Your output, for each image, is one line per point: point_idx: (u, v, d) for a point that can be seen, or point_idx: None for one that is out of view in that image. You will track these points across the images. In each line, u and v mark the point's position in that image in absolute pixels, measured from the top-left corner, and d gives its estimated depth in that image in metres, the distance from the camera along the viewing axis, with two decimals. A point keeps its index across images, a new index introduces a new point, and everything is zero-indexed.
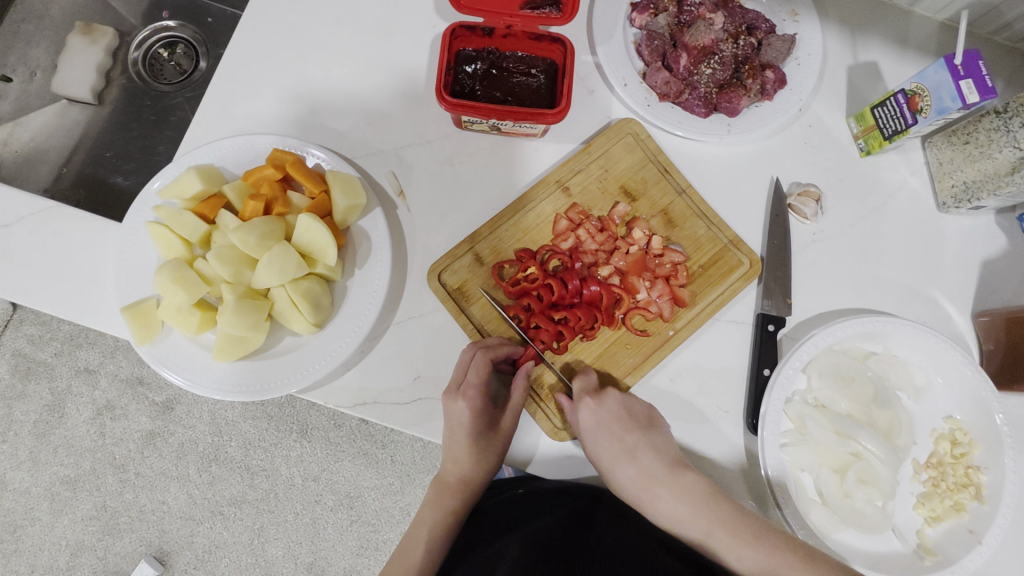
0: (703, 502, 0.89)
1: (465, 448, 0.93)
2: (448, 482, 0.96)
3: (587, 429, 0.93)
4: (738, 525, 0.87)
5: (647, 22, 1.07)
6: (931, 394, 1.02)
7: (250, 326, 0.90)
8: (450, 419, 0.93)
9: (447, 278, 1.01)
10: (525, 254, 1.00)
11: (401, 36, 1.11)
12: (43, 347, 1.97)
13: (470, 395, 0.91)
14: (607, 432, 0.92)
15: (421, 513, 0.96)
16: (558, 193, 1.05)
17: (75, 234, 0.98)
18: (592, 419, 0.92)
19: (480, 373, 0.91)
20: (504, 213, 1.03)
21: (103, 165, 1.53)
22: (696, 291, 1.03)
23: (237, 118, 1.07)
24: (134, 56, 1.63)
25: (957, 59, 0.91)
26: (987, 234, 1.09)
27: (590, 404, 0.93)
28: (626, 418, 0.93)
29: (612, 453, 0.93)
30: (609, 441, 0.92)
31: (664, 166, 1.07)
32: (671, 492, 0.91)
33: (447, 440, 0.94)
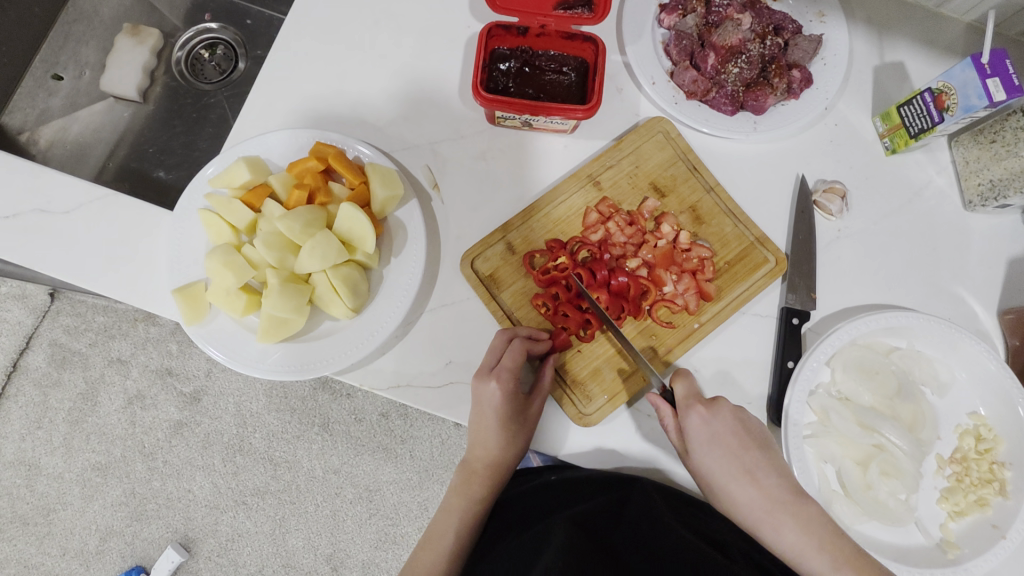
0: (785, 501, 0.86)
1: (493, 430, 0.95)
2: (475, 469, 0.98)
3: (699, 440, 0.90)
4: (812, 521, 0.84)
5: (676, 22, 1.10)
6: (954, 390, 1.03)
7: (293, 309, 0.94)
8: (480, 401, 0.95)
9: (479, 265, 1.05)
10: (556, 244, 1.04)
11: (437, 36, 1.15)
12: (79, 336, 2.04)
13: (502, 377, 0.94)
14: (725, 445, 0.89)
15: (449, 500, 0.99)
16: (589, 187, 1.08)
17: (129, 221, 1.04)
18: (705, 430, 0.89)
19: (514, 358, 0.95)
20: (535, 206, 1.07)
21: (146, 161, 1.60)
22: (722, 285, 1.05)
23: (280, 113, 1.12)
24: (177, 55, 1.70)
25: (983, 58, 0.93)
26: (1013, 234, 1.10)
27: (705, 414, 0.90)
28: (740, 431, 0.90)
29: (729, 468, 0.88)
30: (727, 454, 0.88)
31: (693, 165, 1.09)
32: (748, 488, 0.87)
33: (475, 423, 0.97)
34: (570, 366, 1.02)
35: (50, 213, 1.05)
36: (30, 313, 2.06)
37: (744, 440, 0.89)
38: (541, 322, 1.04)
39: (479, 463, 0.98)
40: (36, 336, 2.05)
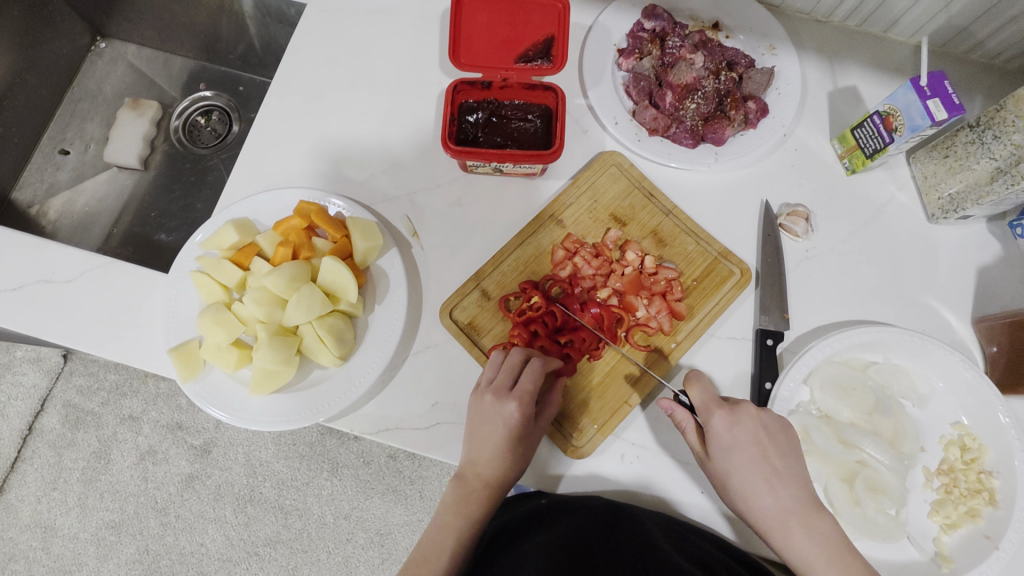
0: (799, 513, 0.86)
1: (496, 441, 0.94)
2: (471, 482, 0.96)
3: (720, 443, 0.90)
4: (826, 536, 0.85)
5: (634, 65, 1.18)
6: (934, 401, 1.04)
7: (282, 360, 0.99)
8: (480, 413, 0.97)
9: (458, 315, 1.09)
10: (529, 285, 1.07)
11: (411, 93, 1.23)
12: (91, 396, 2.10)
13: (503, 389, 0.95)
14: (746, 453, 0.89)
15: (443, 517, 0.96)
16: (552, 226, 1.13)
17: (127, 285, 1.10)
18: (726, 437, 0.90)
19: (535, 379, 0.95)
20: (504, 251, 1.11)
21: (149, 225, 1.68)
22: (692, 303, 1.08)
23: (267, 174, 1.19)
24: (175, 124, 1.80)
25: (922, 81, 0.97)
26: (980, 242, 1.12)
27: (728, 419, 0.90)
28: (763, 437, 0.90)
29: (753, 477, 0.88)
30: (746, 462, 0.88)
31: (648, 191, 1.14)
32: (770, 497, 0.87)
33: (473, 437, 0.96)
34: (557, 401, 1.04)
35: (54, 283, 1.11)
36: (44, 376, 2.13)
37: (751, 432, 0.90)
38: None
39: (475, 478, 0.96)
40: (50, 398, 2.11)
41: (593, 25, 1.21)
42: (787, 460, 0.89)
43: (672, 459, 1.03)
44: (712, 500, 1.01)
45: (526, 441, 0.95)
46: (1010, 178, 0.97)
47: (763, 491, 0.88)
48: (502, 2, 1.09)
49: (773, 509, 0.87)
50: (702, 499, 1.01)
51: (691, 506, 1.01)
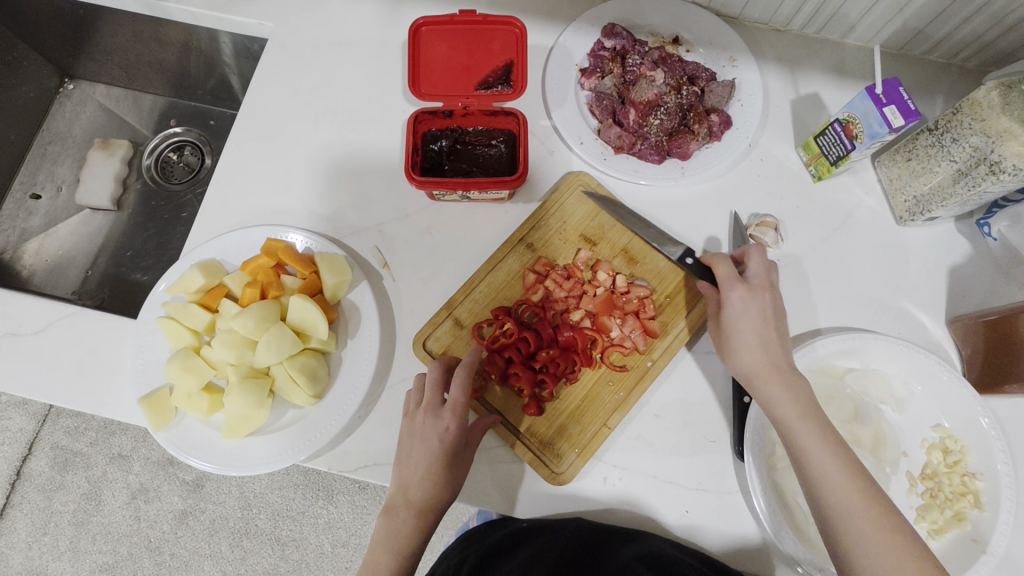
0: (813, 416, 0.87)
1: (430, 465, 0.90)
2: (407, 507, 0.90)
3: (731, 313, 0.97)
4: (819, 419, 0.87)
5: (596, 84, 1.18)
6: (915, 405, 1.04)
7: (254, 404, 0.98)
8: (415, 437, 0.93)
9: (432, 345, 1.08)
10: (501, 311, 1.06)
11: (376, 123, 1.23)
12: (79, 437, 2.07)
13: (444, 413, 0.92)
14: (753, 321, 0.95)
15: (374, 557, 0.89)
16: (522, 250, 1.13)
17: (96, 333, 1.09)
18: (742, 308, 0.96)
19: (464, 394, 0.93)
20: (475, 277, 1.11)
21: (124, 265, 1.66)
22: (667, 320, 1.08)
23: (234, 213, 1.18)
24: (146, 162, 1.79)
25: (877, 89, 0.98)
26: (950, 242, 1.13)
27: (744, 294, 0.96)
28: (770, 317, 0.95)
29: (759, 354, 0.93)
30: (754, 329, 0.94)
31: None
32: (776, 382, 0.90)
33: (406, 464, 0.92)
34: (536, 427, 1.04)
35: (22, 335, 1.09)
36: (31, 419, 2.10)
37: (770, 369, 0.91)
38: (494, 388, 1.06)
39: (406, 506, 0.90)
40: (38, 441, 2.08)
41: (554, 46, 1.22)
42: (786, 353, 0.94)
43: (654, 479, 1.02)
44: (697, 518, 1.00)
45: (458, 460, 0.92)
46: (971, 180, 0.97)
47: (842, 469, 0.81)
48: (459, 31, 1.10)
49: (856, 493, 0.80)
50: (687, 517, 1.00)
51: (676, 526, 1.00)
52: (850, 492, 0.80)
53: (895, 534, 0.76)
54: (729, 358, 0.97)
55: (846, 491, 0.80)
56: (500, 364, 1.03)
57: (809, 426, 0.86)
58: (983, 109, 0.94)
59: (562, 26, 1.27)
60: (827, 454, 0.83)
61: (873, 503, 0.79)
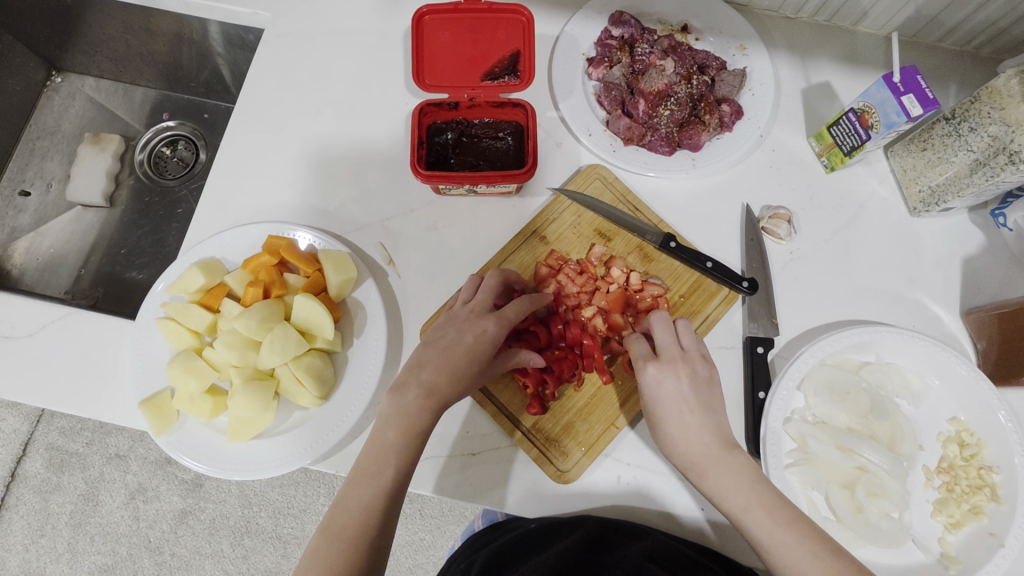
0: (728, 461, 0.86)
1: (464, 356, 0.89)
2: (424, 384, 0.87)
3: (650, 392, 0.92)
4: (741, 473, 0.85)
5: (604, 74, 1.15)
6: (930, 398, 1.03)
7: (259, 407, 0.95)
8: (459, 335, 0.91)
9: None
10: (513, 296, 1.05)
11: (378, 115, 1.19)
12: (75, 437, 2.04)
13: (502, 321, 0.92)
14: (672, 400, 0.90)
15: (381, 431, 0.83)
16: (535, 242, 1.10)
17: (93, 336, 1.05)
18: (658, 381, 0.91)
19: (521, 312, 0.94)
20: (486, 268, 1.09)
21: (118, 263, 1.62)
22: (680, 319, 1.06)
23: (232, 210, 1.15)
24: (139, 157, 1.74)
25: (895, 77, 0.95)
26: (963, 233, 1.11)
27: (656, 369, 0.92)
28: (688, 389, 0.91)
29: (674, 419, 0.90)
30: (669, 408, 0.90)
31: (634, 205, 1.13)
32: (691, 442, 0.88)
33: (437, 350, 0.90)
34: (543, 425, 1.01)
35: (15, 338, 1.06)
36: (24, 420, 2.06)
37: (705, 456, 0.87)
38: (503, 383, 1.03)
39: (417, 383, 0.87)
40: (32, 442, 2.04)
41: (560, 35, 1.19)
42: (706, 411, 0.90)
43: (668, 477, 1.00)
44: (712, 515, 0.99)
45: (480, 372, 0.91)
46: (989, 170, 0.95)
47: (801, 549, 0.77)
48: (465, 20, 1.06)
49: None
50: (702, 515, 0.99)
51: (691, 523, 0.99)
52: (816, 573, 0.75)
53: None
54: (667, 449, 0.91)
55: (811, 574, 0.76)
56: (508, 355, 1.02)
57: (762, 511, 0.81)
58: (1002, 98, 0.92)
59: (568, 14, 1.23)
60: (786, 538, 0.79)
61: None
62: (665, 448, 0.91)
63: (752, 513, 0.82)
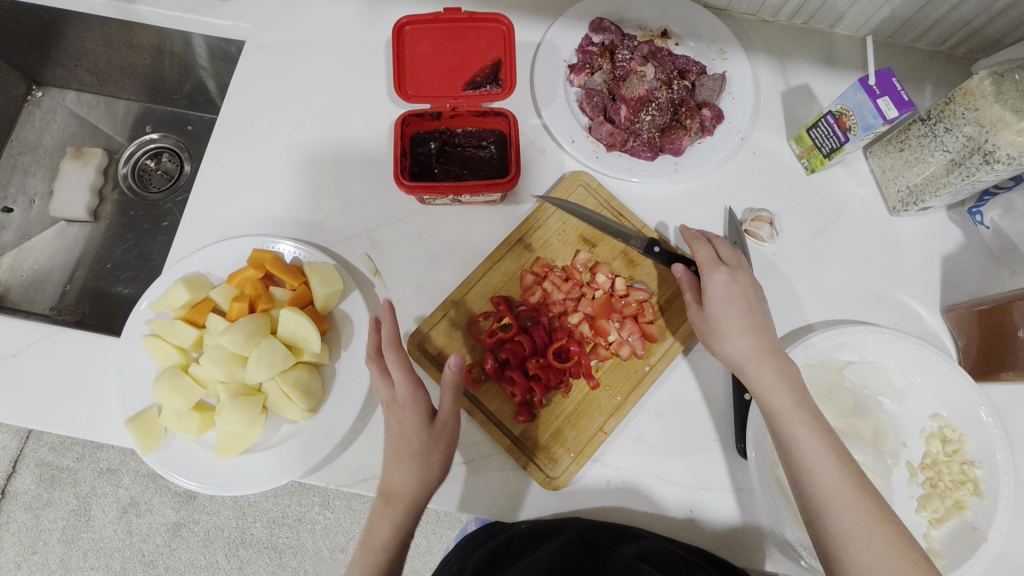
0: (772, 359, 0.89)
1: (402, 450, 0.81)
2: (385, 489, 0.80)
3: (713, 297, 0.94)
4: (789, 373, 0.88)
5: (585, 80, 1.16)
6: (913, 395, 1.04)
7: (247, 422, 0.95)
8: (389, 433, 0.83)
9: (428, 344, 1.06)
10: (501, 305, 1.05)
11: (362, 126, 1.19)
12: (65, 453, 2.02)
13: (406, 397, 0.84)
14: (737, 307, 0.93)
15: (376, 527, 0.79)
16: (520, 250, 1.11)
17: (78, 354, 1.05)
18: (721, 291, 0.94)
19: (401, 367, 0.84)
20: (469, 278, 1.09)
21: (104, 277, 1.61)
22: (665, 325, 1.08)
23: (217, 224, 1.14)
24: (122, 171, 1.73)
25: (871, 80, 0.96)
26: (942, 231, 1.13)
27: (727, 277, 0.95)
28: (750, 300, 0.94)
29: (731, 319, 0.92)
30: (732, 313, 0.92)
31: (618, 211, 1.14)
32: (744, 341, 0.90)
33: (386, 464, 0.81)
34: (532, 432, 1.02)
35: None
36: (13, 437, 2.03)
37: (759, 354, 0.89)
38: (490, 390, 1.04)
39: (383, 492, 0.80)
40: (22, 459, 2.01)
41: (542, 43, 1.19)
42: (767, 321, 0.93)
43: (656, 480, 1.01)
44: (701, 517, 0.99)
45: (428, 441, 0.81)
46: (965, 170, 0.96)
47: (828, 457, 0.79)
48: (444, 29, 1.07)
49: (846, 483, 0.77)
50: (691, 517, 0.99)
51: (680, 525, 0.99)
52: (844, 490, 0.76)
53: (889, 526, 0.74)
54: (717, 345, 0.93)
55: (833, 477, 0.77)
56: (495, 364, 1.02)
57: (802, 413, 0.83)
58: (976, 99, 0.93)
59: (549, 22, 1.24)
60: (819, 442, 0.80)
61: (863, 492, 0.77)
62: (716, 346, 0.93)
63: (795, 421, 0.83)
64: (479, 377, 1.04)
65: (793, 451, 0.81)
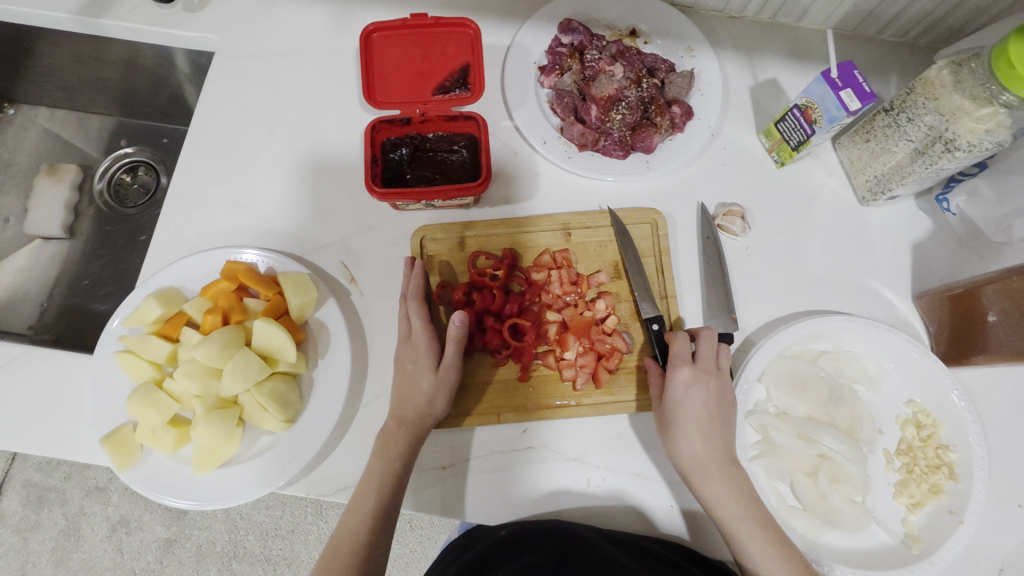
0: (722, 464, 0.92)
1: (422, 368, 0.97)
2: (394, 416, 0.96)
3: (674, 398, 0.95)
4: (736, 479, 0.92)
5: (556, 81, 1.17)
6: (886, 383, 1.05)
7: (223, 436, 0.95)
8: (406, 363, 0.99)
9: (427, 243, 1.12)
10: (505, 258, 1.09)
11: (334, 133, 1.19)
12: (53, 472, 1.99)
13: (416, 310, 1.00)
14: (696, 414, 0.94)
15: (358, 501, 0.91)
16: (559, 232, 1.13)
17: (52, 373, 1.04)
18: (685, 393, 0.95)
19: (421, 317, 0.99)
20: (504, 221, 1.13)
21: (82, 294, 1.59)
22: (617, 380, 1.05)
23: (190, 236, 1.14)
24: (98, 186, 1.72)
25: (833, 73, 0.98)
26: (911, 219, 1.14)
27: (688, 376, 0.96)
28: (713, 403, 0.95)
29: (688, 422, 0.94)
30: (693, 415, 0.94)
31: (661, 264, 1.12)
32: (699, 447, 0.93)
33: (403, 378, 0.98)
34: (467, 397, 1.04)
35: None
36: None
37: (711, 463, 0.92)
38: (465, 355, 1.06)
39: (395, 420, 0.95)
40: (8, 480, 1.99)
41: (511, 45, 1.20)
42: (726, 421, 0.95)
43: (637, 476, 1.01)
44: (683, 511, 1.00)
45: (434, 382, 0.96)
46: (928, 159, 0.98)
47: (779, 565, 0.86)
48: (411, 35, 1.08)
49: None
50: (672, 511, 1.00)
51: (662, 520, 1.00)
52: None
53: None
54: (671, 447, 0.95)
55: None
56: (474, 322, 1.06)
57: (749, 517, 0.89)
58: (936, 89, 0.95)
59: (518, 24, 1.24)
60: (769, 554, 0.87)
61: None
62: (668, 448, 0.95)
63: (741, 525, 0.89)
64: (446, 300, 1.10)
65: (746, 559, 0.88)
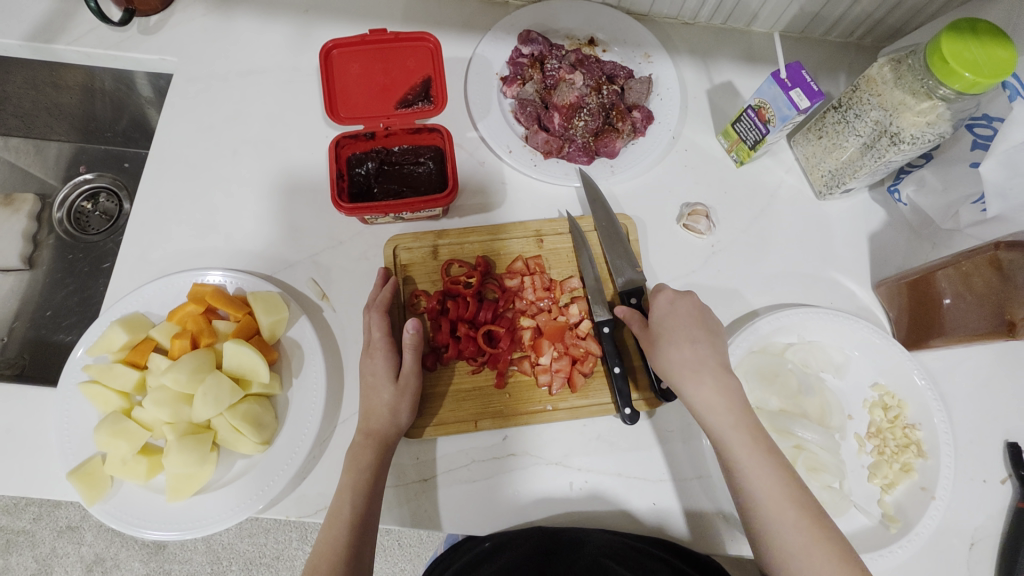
0: (712, 368, 0.92)
1: (384, 381, 0.97)
2: (363, 427, 0.96)
3: (659, 313, 0.98)
4: (727, 386, 0.91)
5: (518, 91, 1.19)
6: (852, 368, 1.09)
7: (196, 462, 0.92)
8: (371, 376, 0.98)
9: (400, 253, 1.12)
10: (478, 265, 1.10)
11: (299, 151, 1.19)
12: (20, 515, 1.90)
13: (377, 320, 1.01)
14: (681, 322, 0.96)
15: (336, 508, 0.90)
16: (531, 239, 1.15)
17: (13, 409, 1.00)
18: (667, 309, 0.97)
19: (381, 328, 1.00)
20: (476, 229, 1.14)
21: (45, 326, 1.54)
22: (592, 386, 1.06)
23: (155, 261, 1.12)
24: (57, 215, 1.68)
25: (782, 73, 1.01)
26: (867, 211, 1.19)
27: (671, 296, 1.00)
28: (698, 316, 0.97)
29: (676, 331, 0.95)
30: (679, 325, 0.96)
31: None
32: (687, 352, 0.93)
33: (368, 395, 0.97)
34: (437, 406, 1.04)
35: None
36: None
37: (698, 368, 0.92)
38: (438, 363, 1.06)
39: (362, 433, 0.95)
40: None
41: (472, 58, 1.22)
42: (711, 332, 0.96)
43: (619, 476, 1.02)
44: (667, 508, 1.01)
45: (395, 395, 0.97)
46: (877, 152, 1.02)
47: (770, 470, 0.86)
48: (372, 51, 1.10)
49: (784, 494, 0.85)
50: (655, 509, 1.01)
51: (645, 518, 1.00)
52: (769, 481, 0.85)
53: (821, 533, 0.83)
54: (659, 356, 0.95)
55: (775, 492, 0.85)
56: (445, 330, 1.06)
57: (739, 420, 0.89)
58: (879, 85, 0.99)
59: (478, 37, 1.26)
60: (757, 454, 0.87)
61: (798, 501, 0.85)
62: (659, 357, 0.95)
63: (729, 425, 0.89)
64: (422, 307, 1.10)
65: (736, 460, 0.87)
